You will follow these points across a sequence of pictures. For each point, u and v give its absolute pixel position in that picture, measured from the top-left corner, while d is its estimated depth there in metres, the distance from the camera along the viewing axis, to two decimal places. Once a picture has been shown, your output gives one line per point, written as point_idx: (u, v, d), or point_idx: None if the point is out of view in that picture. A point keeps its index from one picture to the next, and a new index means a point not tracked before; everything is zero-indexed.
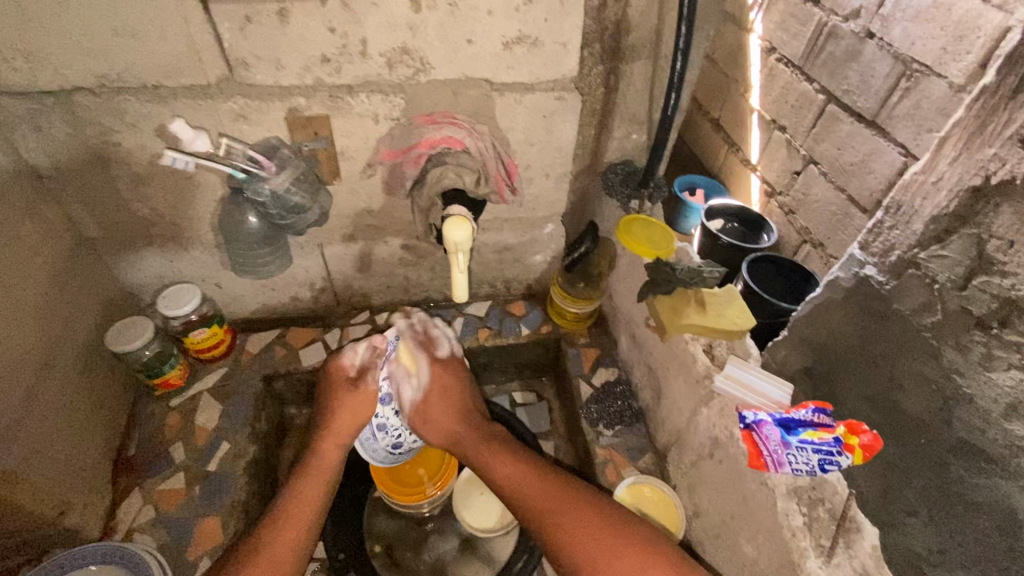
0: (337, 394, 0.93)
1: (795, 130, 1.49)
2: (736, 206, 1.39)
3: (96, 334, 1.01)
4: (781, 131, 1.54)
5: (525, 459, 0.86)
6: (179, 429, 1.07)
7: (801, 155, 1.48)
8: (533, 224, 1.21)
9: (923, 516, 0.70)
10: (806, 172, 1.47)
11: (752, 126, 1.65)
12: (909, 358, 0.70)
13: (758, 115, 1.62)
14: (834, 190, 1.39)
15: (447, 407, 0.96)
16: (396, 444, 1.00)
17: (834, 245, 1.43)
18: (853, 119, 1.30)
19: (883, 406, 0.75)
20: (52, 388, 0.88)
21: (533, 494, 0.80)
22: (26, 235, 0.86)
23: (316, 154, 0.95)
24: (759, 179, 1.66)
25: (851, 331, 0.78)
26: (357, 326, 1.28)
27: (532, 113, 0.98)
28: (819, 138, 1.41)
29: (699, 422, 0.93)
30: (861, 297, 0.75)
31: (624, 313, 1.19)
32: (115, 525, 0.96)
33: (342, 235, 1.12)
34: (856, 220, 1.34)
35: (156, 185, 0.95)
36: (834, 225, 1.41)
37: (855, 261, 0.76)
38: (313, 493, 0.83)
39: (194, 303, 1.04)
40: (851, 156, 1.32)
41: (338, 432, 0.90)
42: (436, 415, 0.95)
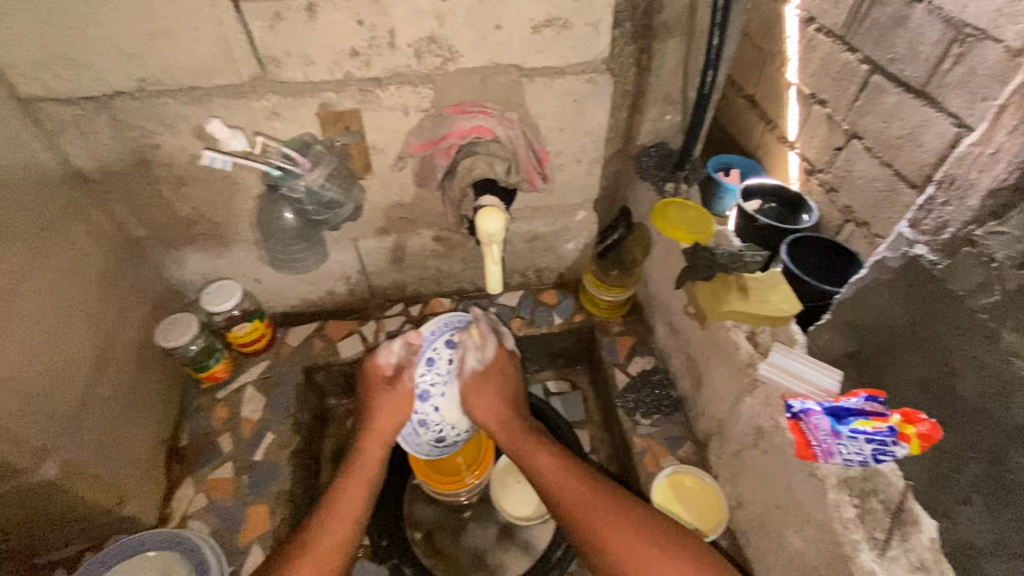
0: (375, 394, 0.94)
1: (837, 104, 1.41)
2: (773, 185, 1.32)
3: (146, 331, 1.06)
4: (821, 105, 1.47)
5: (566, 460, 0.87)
6: (227, 420, 1.11)
7: (843, 130, 1.41)
8: (564, 211, 1.19)
9: (979, 504, 0.63)
10: (849, 148, 1.40)
11: (790, 101, 1.58)
12: (961, 340, 0.65)
13: (796, 89, 1.55)
14: (879, 165, 1.32)
15: (500, 393, 0.96)
16: (439, 438, 1.00)
17: (880, 224, 1.36)
18: (900, 90, 1.23)
19: (933, 389, 0.69)
20: (106, 384, 0.92)
21: (574, 497, 0.80)
22: (75, 238, 0.89)
23: (348, 149, 0.96)
24: (798, 157, 1.59)
25: (898, 315, 0.73)
26: (391, 318, 1.29)
27: (562, 98, 0.96)
28: (862, 111, 1.34)
29: (742, 411, 0.90)
30: (910, 278, 0.71)
31: (660, 300, 1.16)
32: (172, 513, 1.00)
33: (375, 228, 1.13)
34: (904, 196, 1.27)
35: (195, 184, 0.98)
36: (880, 203, 1.34)
37: (904, 239, 0.71)
38: (357, 493, 0.85)
39: (235, 299, 1.07)
40: (898, 130, 1.25)
41: (379, 431, 0.92)
42: (489, 392, 0.95)
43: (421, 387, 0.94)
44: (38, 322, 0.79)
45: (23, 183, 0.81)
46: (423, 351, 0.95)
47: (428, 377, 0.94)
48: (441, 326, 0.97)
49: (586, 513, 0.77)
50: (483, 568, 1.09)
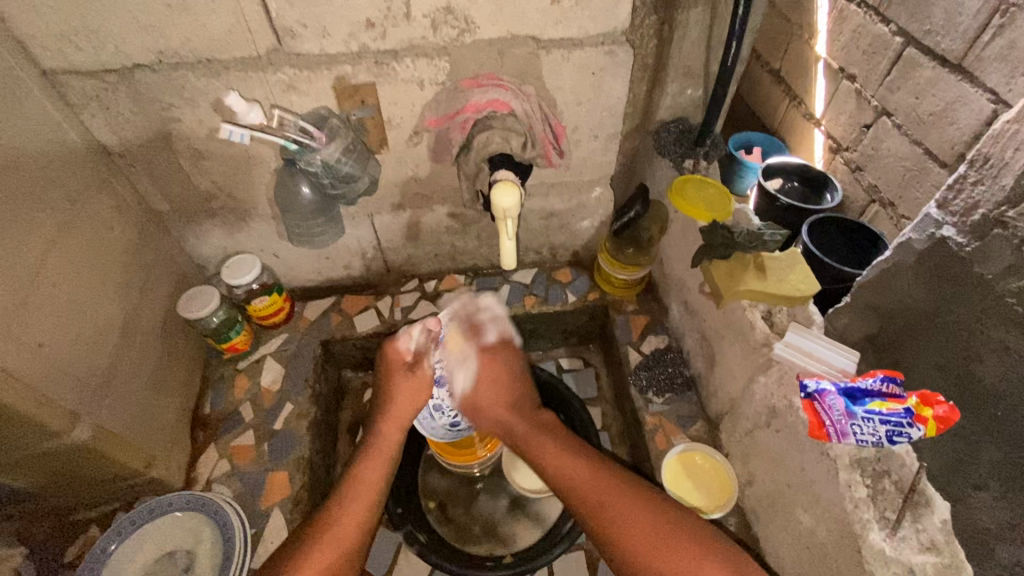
0: (394, 379, 0.91)
1: (868, 78, 1.36)
2: (797, 163, 1.28)
3: (169, 302, 1.08)
4: (848, 80, 1.42)
5: (578, 451, 0.84)
6: (248, 389, 1.14)
7: (873, 106, 1.36)
8: (581, 188, 1.18)
9: (995, 490, 0.67)
10: (877, 125, 1.35)
11: (817, 75, 1.53)
12: (988, 325, 0.65)
13: (824, 63, 1.49)
14: (908, 143, 1.28)
15: (511, 384, 0.95)
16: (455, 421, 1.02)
17: (907, 204, 1.31)
18: (934, 64, 1.18)
19: (954, 373, 0.70)
20: (132, 354, 0.95)
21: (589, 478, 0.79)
22: (100, 210, 0.91)
23: (364, 123, 0.96)
24: (823, 135, 1.54)
25: (922, 299, 0.72)
26: (407, 293, 1.30)
27: (580, 71, 0.94)
28: (893, 87, 1.29)
29: (755, 391, 0.90)
30: (935, 261, 0.68)
31: (676, 279, 1.15)
32: (196, 477, 1.03)
33: (390, 203, 1.13)
34: (933, 176, 1.23)
35: (214, 158, 0.99)
36: (907, 181, 1.29)
37: (931, 221, 0.69)
38: (377, 474, 0.84)
39: (254, 273, 1.09)
40: (930, 106, 1.20)
41: (395, 419, 0.89)
42: (498, 377, 0.95)
43: (437, 374, 0.95)
44: (64, 292, 0.81)
45: (49, 155, 0.82)
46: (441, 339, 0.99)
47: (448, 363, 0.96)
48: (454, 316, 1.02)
49: (600, 504, 0.75)
50: (493, 537, 1.11)
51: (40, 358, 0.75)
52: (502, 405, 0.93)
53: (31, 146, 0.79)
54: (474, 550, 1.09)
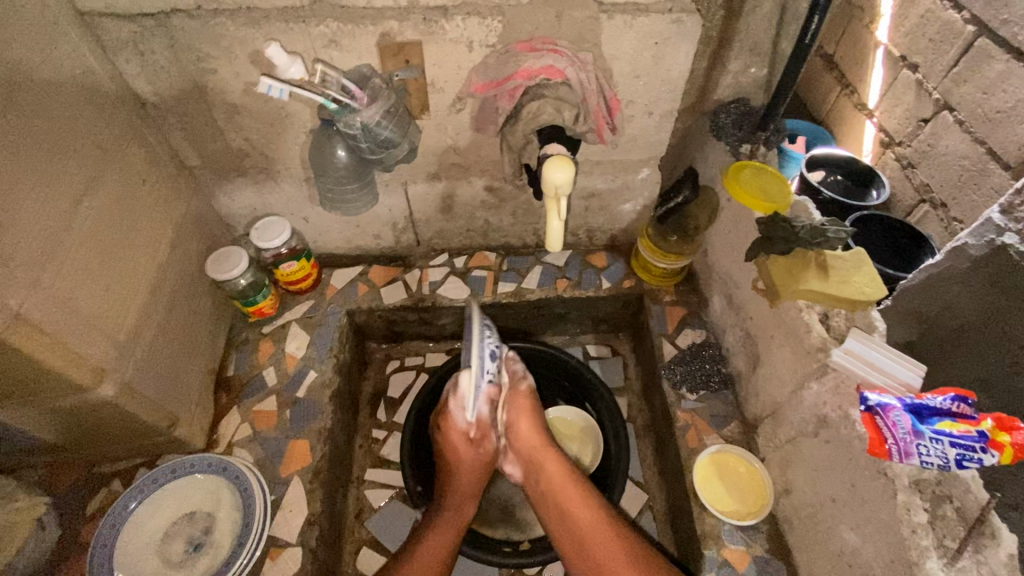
0: (456, 452, 0.93)
1: (931, 67, 1.07)
2: (843, 155, 1.13)
3: (198, 261, 1.06)
4: (910, 69, 1.12)
5: (622, 532, 0.82)
6: (272, 354, 1.13)
7: (933, 98, 1.08)
8: (627, 167, 1.11)
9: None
10: (936, 120, 1.07)
11: (874, 64, 1.21)
12: None
13: (885, 50, 1.17)
14: (969, 142, 1.01)
15: (533, 419, 0.95)
16: None
17: (960, 206, 1.05)
18: (1010, 57, 0.92)
19: (1003, 388, 0.71)
20: (160, 311, 0.93)
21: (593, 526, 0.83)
22: (132, 162, 0.88)
23: (406, 84, 0.90)
24: (874, 126, 1.23)
25: (971, 308, 0.73)
26: (436, 267, 1.26)
27: (641, 40, 0.88)
28: (959, 80, 1.02)
29: (804, 398, 0.84)
30: (992, 270, 0.70)
31: (721, 271, 1.09)
32: (218, 438, 1.02)
33: (426, 172, 1.08)
34: (994, 179, 0.97)
35: (249, 115, 0.95)
36: (963, 183, 1.03)
37: (991, 226, 0.69)
38: (442, 543, 0.87)
39: (283, 237, 1.05)
40: (1000, 102, 0.94)
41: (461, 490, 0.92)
42: (522, 421, 0.94)
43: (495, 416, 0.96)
44: (95, 245, 0.79)
45: (81, 100, 0.79)
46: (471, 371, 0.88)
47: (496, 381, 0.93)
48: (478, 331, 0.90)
49: None
50: (512, 521, 1.10)
51: (70, 310, 0.73)
52: (535, 445, 0.93)
53: (63, 90, 0.76)
54: (491, 533, 1.08)
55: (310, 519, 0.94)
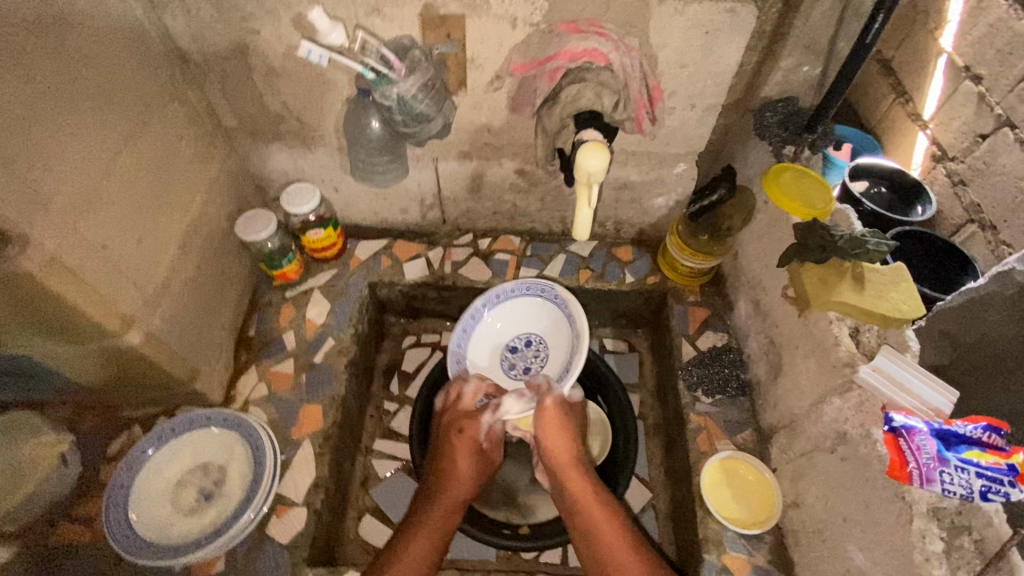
0: (461, 453, 0.95)
1: (996, 81, 1.01)
2: (890, 166, 1.07)
3: (228, 221, 1.08)
4: (973, 80, 1.05)
5: (633, 540, 0.83)
6: (293, 318, 1.14)
7: (995, 113, 1.01)
8: (663, 161, 1.09)
9: None
10: (997, 137, 1.01)
11: (935, 70, 1.14)
12: None
13: (947, 58, 1.10)
14: None
15: (564, 434, 0.94)
16: (512, 369, 1.11)
17: (1012, 230, 0.99)
18: None
19: None
20: (189, 268, 0.95)
21: (610, 536, 0.83)
22: (172, 118, 0.90)
23: (445, 59, 0.88)
24: (927, 139, 1.16)
25: (1015, 333, 0.71)
26: (460, 246, 1.26)
27: (690, 29, 0.85)
28: None
29: (824, 412, 0.82)
30: None
31: (750, 274, 1.05)
32: (235, 395, 1.05)
33: (458, 150, 1.07)
34: None
35: (288, 79, 0.95)
36: (1019, 206, 0.97)
37: None
38: (434, 534, 0.86)
39: (312, 204, 1.06)
40: None
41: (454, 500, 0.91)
42: (551, 432, 0.94)
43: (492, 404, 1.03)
44: (131, 196, 0.80)
45: (127, 51, 0.80)
46: (563, 368, 1.01)
47: (536, 358, 1.10)
48: (567, 318, 1.05)
49: None
50: (513, 505, 1.11)
51: (104, 259, 0.75)
52: (559, 457, 0.93)
53: (110, 40, 0.77)
54: (492, 514, 1.08)
55: (316, 482, 0.96)
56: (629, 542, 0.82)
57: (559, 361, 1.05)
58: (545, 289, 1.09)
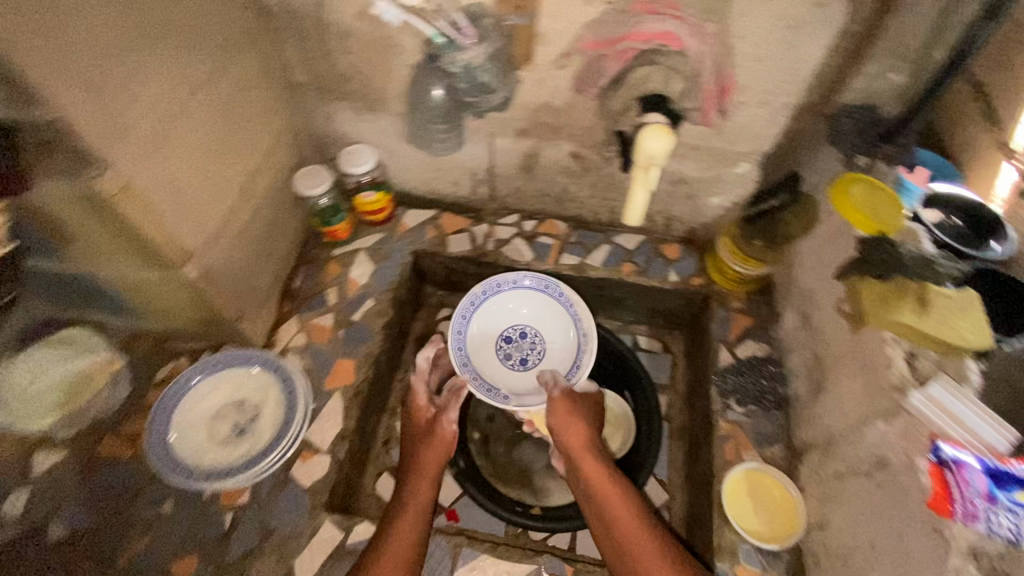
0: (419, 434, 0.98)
1: None
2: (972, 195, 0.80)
3: (288, 173, 1.12)
4: None
5: (653, 529, 0.82)
6: (337, 275, 1.18)
7: None
8: (725, 159, 1.05)
9: None
10: None
11: None
12: None
13: None
14: None
15: (575, 422, 0.96)
16: (506, 360, 1.13)
17: None
18: None
19: None
20: (248, 213, 1.00)
21: (625, 524, 0.83)
22: (247, 66, 0.93)
23: (514, 32, 0.87)
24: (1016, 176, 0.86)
25: None
26: (505, 225, 1.26)
27: (774, 20, 0.81)
28: None
29: (865, 435, 0.78)
30: None
31: (802, 287, 1.01)
32: (275, 340, 1.09)
33: (515, 127, 1.07)
34: None
35: (358, 39, 0.97)
36: None
37: None
38: (418, 509, 0.87)
39: (368, 166, 1.09)
40: None
41: (427, 469, 0.93)
42: (565, 421, 0.96)
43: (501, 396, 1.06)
44: (204, 136, 0.84)
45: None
46: (569, 363, 1.10)
47: (531, 350, 1.14)
48: (571, 314, 1.11)
49: None
50: (528, 486, 1.11)
51: (173, 192, 0.80)
52: (570, 443, 0.94)
53: None
54: (505, 491, 1.10)
55: (342, 433, 1.00)
56: (649, 531, 0.82)
57: (562, 356, 1.12)
58: (550, 285, 1.12)
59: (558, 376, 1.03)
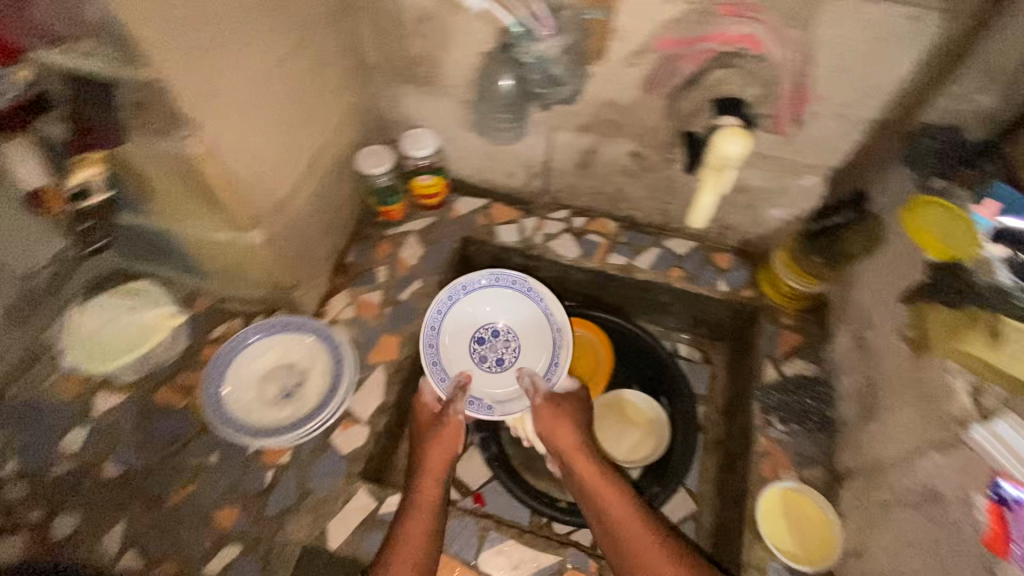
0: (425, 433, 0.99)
1: None
2: None
3: (351, 151, 1.15)
4: None
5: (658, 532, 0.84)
6: (388, 254, 1.21)
7: None
8: (791, 171, 1.03)
9: None
10: None
11: None
12: None
13: None
14: None
15: (566, 424, 0.98)
16: (480, 361, 1.12)
17: None
18: None
19: None
20: (313, 186, 1.03)
21: (627, 526, 0.85)
22: (326, 43, 0.96)
23: (589, 26, 0.87)
24: None
25: None
26: (555, 219, 1.26)
27: (860, 31, 0.79)
28: None
29: (917, 466, 0.75)
30: None
31: (860, 308, 0.98)
32: (325, 311, 1.13)
33: (578, 122, 1.07)
34: None
35: (434, 24, 0.99)
36: None
37: None
38: (426, 511, 0.87)
39: (429, 150, 1.11)
40: None
41: (432, 469, 0.93)
42: (556, 424, 0.98)
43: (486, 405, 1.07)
44: (282, 107, 0.88)
45: None
46: (546, 360, 1.10)
47: (505, 348, 1.12)
48: (541, 309, 1.12)
49: None
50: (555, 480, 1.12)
51: (250, 158, 0.84)
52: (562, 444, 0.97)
53: None
54: (533, 481, 1.11)
55: (381, 407, 1.02)
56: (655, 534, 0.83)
57: (535, 352, 1.11)
58: (516, 281, 1.12)
59: (538, 380, 1.05)
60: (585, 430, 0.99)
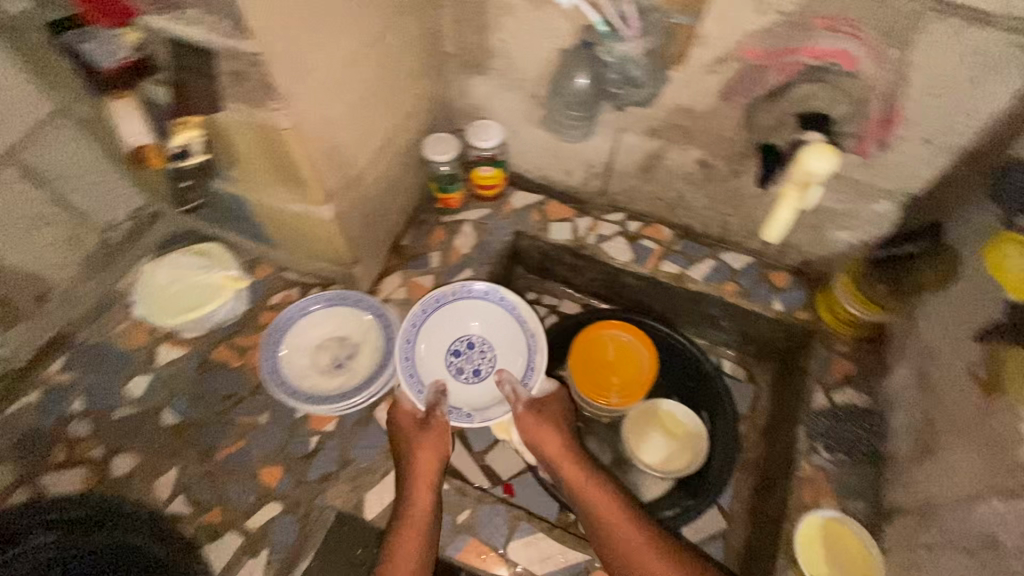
0: (411, 437, 0.95)
1: None
2: None
3: (418, 136, 1.17)
4: None
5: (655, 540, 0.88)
6: (443, 240, 1.23)
7: None
8: (865, 193, 1.00)
9: None
10: None
11: None
12: None
13: None
14: None
15: (551, 432, 1.00)
16: (458, 373, 1.08)
17: None
18: None
19: None
20: (382, 167, 1.06)
21: (620, 531, 0.89)
22: (410, 29, 0.98)
23: (675, 30, 0.87)
24: None
25: None
26: (610, 221, 1.26)
27: (963, 54, 0.75)
28: None
29: (972, 511, 0.73)
30: None
31: (922, 342, 0.94)
32: (378, 290, 1.16)
33: (647, 126, 1.06)
34: None
35: (515, 18, 1.00)
36: None
37: None
38: (421, 521, 0.88)
39: (495, 141, 1.12)
40: None
41: (422, 473, 0.91)
42: (542, 432, 1.00)
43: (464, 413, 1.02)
44: (363, 87, 0.91)
45: None
46: (523, 367, 1.07)
47: (482, 359, 1.09)
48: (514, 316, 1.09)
49: None
50: None
51: (330, 135, 0.87)
52: (548, 451, 0.99)
53: None
54: None
55: None
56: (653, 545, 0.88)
57: (512, 360, 1.09)
58: (486, 290, 1.09)
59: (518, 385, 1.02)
60: (568, 433, 1.02)
